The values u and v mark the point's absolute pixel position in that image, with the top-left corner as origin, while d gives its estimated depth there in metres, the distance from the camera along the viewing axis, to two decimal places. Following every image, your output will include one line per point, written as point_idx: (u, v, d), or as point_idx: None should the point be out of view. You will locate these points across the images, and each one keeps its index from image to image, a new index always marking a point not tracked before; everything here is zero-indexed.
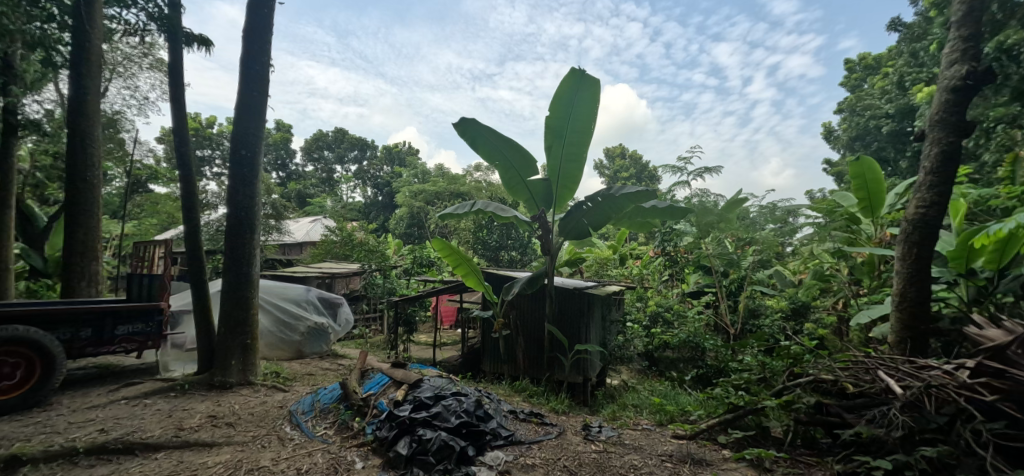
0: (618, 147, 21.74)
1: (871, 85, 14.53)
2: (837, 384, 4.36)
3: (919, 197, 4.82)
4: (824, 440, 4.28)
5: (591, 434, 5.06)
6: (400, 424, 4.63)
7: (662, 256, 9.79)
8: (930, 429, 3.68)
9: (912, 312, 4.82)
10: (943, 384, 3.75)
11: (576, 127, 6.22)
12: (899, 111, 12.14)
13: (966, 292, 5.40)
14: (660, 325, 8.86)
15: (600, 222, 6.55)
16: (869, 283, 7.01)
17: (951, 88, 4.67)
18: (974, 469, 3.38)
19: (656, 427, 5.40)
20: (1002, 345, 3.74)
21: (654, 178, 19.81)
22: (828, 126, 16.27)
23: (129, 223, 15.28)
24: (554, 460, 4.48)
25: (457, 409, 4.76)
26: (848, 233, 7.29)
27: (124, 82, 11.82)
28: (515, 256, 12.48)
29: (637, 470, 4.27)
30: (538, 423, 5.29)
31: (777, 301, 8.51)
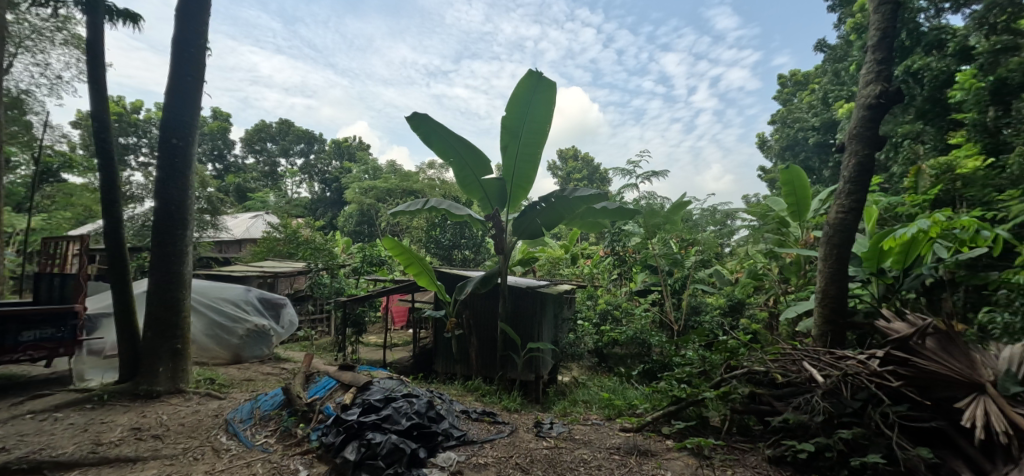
0: (569, 149, 22.11)
1: (800, 99, 15.45)
2: (768, 374, 4.63)
3: (839, 203, 5.20)
4: (757, 428, 4.57)
5: (543, 430, 5.18)
6: (347, 428, 4.57)
7: (612, 255, 10.05)
8: (847, 413, 3.99)
9: (832, 307, 5.16)
10: (857, 373, 4.02)
11: (532, 128, 6.32)
12: (824, 124, 13.00)
13: (876, 289, 5.90)
14: (610, 322, 9.11)
15: (553, 223, 6.67)
16: (796, 282, 7.51)
17: (866, 106, 5.05)
18: (883, 448, 3.75)
19: (605, 421, 5.57)
20: (905, 336, 4.02)
21: (604, 181, 20.34)
22: (762, 136, 17.19)
23: (37, 216, 14.11)
24: (506, 458, 4.56)
25: (408, 410, 4.75)
26: (778, 234, 7.83)
27: (33, 58, 10.58)
28: (469, 255, 12.47)
29: (588, 463, 4.40)
30: (489, 422, 5.36)
31: (717, 298, 8.94)
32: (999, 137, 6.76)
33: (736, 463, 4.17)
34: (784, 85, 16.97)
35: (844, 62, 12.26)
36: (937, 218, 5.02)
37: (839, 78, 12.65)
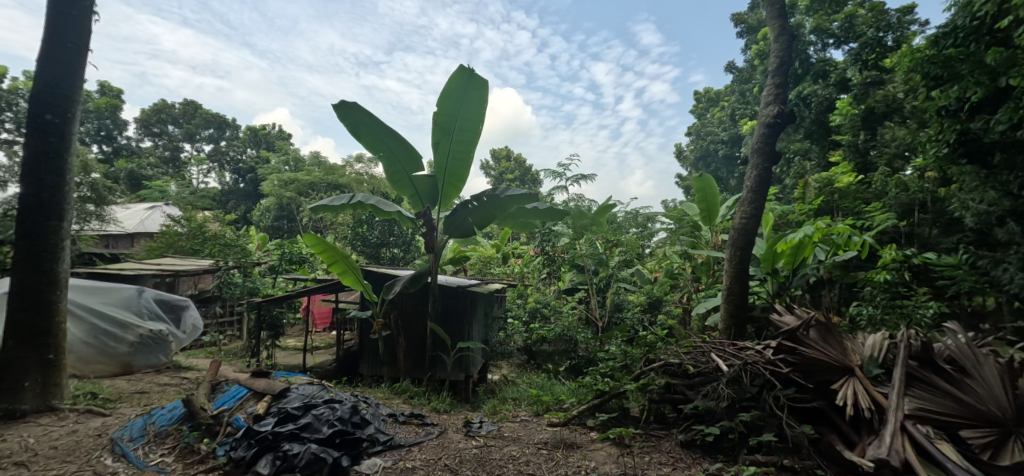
0: (500, 149, 22.34)
1: (712, 114, 16.58)
2: (682, 366, 4.99)
3: (742, 209, 5.66)
4: (671, 415, 4.89)
5: (472, 430, 5.25)
6: (262, 440, 4.46)
7: (541, 256, 10.02)
8: (747, 397, 4.34)
9: (736, 303, 5.60)
10: (755, 361, 4.44)
11: (465, 126, 6.37)
12: (731, 138, 14.13)
13: (771, 287, 6.75)
14: (538, 320, 9.28)
15: (485, 222, 6.76)
16: (706, 280, 8.32)
17: (766, 124, 5.55)
18: (774, 427, 4.08)
19: (533, 417, 5.74)
20: (794, 329, 4.43)
21: (535, 182, 20.79)
22: (679, 146, 18.26)
23: None
24: (434, 460, 4.58)
25: (330, 417, 4.71)
26: (692, 237, 8.49)
27: None
28: (397, 254, 12.29)
29: (516, 459, 4.51)
30: (418, 424, 5.38)
31: (637, 296, 9.33)
32: (867, 158, 8.46)
33: (653, 449, 4.43)
34: (698, 100, 18.09)
35: (750, 82, 13.30)
36: (818, 224, 5.83)
37: (745, 97, 13.70)
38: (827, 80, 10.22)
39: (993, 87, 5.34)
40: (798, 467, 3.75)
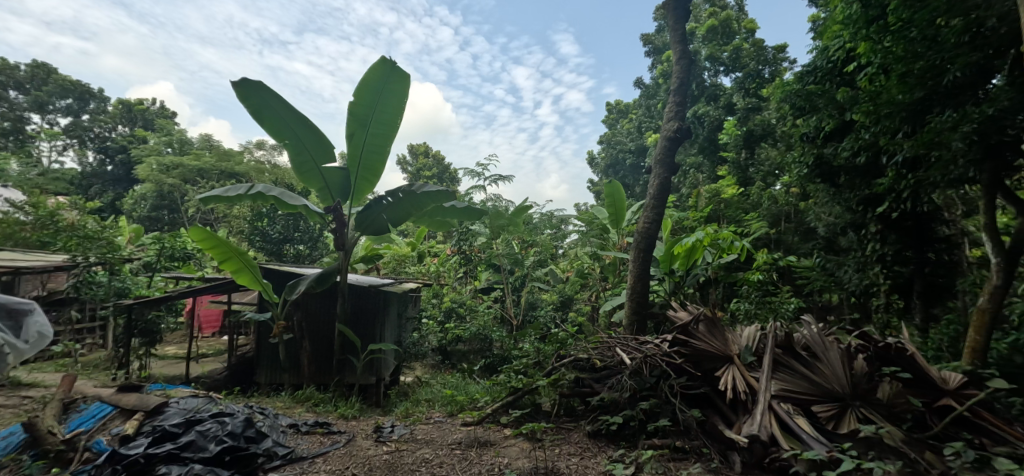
0: (418, 145, 22.11)
1: (621, 124, 17.48)
2: (590, 361, 5.34)
3: (645, 214, 6.07)
4: (580, 408, 5.14)
5: (383, 435, 5.21)
6: (131, 465, 4.10)
7: (458, 255, 10.42)
8: (646, 388, 4.69)
9: (639, 301, 5.98)
10: (654, 354, 4.82)
11: (383, 119, 6.28)
12: (638, 148, 15.02)
13: (668, 286, 7.34)
14: (454, 319, 9.35)
15: (400, 219, 6.70)
16: (612, 279, 8.93)
17: (667, 137, 6.02)
18: (669, 413, 4.40)
19: (447, 418, 5.79)
20: (687, 323, 4.83)
21: (452, 181, 20.75)
22: (592, 154, 19.06)
23: None
24: (342, 470, 4.47)
25: (218, 433, 4.45)
26: (601, 239, 9.12)
27: None
28: (302, 251, 11.69)
29: (431, 460, 4.52)
30: (323, 434, 5.27)
31: (549, 294, 9.45)
32: (747, 174, 9.72)
33: (564, 441, 4.62)
34: (609, 111, 18.95)
35: (656, 97, 14.17)
36: (707, 229, 6.45)
37: (650, 111, 14.68)
38: (716, 103, 11.75)
39: (841, 120, 6.22)
40: (689, 448, 4.09)
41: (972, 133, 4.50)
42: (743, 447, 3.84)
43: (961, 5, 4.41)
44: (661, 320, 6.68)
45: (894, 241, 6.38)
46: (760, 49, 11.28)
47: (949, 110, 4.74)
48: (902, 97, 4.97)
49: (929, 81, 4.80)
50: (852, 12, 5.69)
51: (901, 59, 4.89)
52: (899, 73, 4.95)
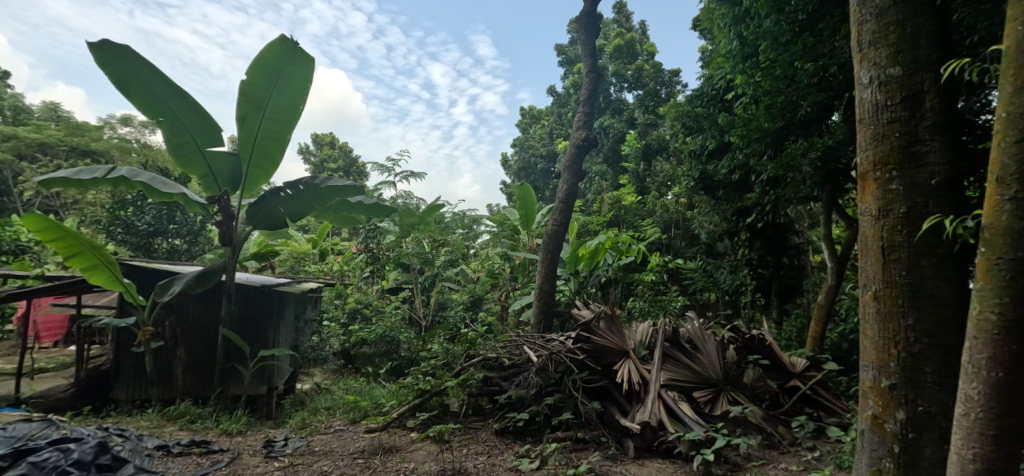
0: (323, 135, 21.14)
1: (535, 129, 17.92)
2: (499, 360, 5.46)
3: (554, 217, 6.30)
4: (487, 407, 5.24)
5: (275, 450, 4.80)
6: None
7: (364, 253, 10.05)
8: (551, 383, 4.88)
9: (545, 300, 6.19)
10: (559, 350, 5.02)
11: (280, 103, 5.87)
12: (550, 154, 15.56)
13: (572, 286, 7.70)
14: (358, 322, 9.18)
15: (299, 214, 6.38)
16: (522, 279, 9.35)
17: (576, 145, 6.29)
18: (571, 407, 4.60)
19: (348, 425, 5.58)
20: (589, 320, 5.15)
21: (361, 175, 20.11)
22: (505, 156, 19.35)
23: None
24: None
25: (59, 462, 3.80)
26: (512, 240, 9.40)
27: None
28: (179, 245, 10.00)
29: (331, 471, 4.26)
30: (201, 454, 4.76)
31: (460, 295, 9.57)
32: (644, 183, 10.54)
33: (472, 441, 4.64)
34: (522, 115, 19.26)
35: (566, 106, 15.24)
36: (610, 232, 6.87)
37: (561, 119, 15.48)
38: (621, 116, 12.56)
39: (721, 141, 6.91)
40: (590, 438, 4.31)
41: (818, 160, 5.26)
42: (635, 434, 4.16)
43: (817, 52, 5.06)
44: (566, 318, 6.94)
45: (758, 246, 7.14)
46: (658, 71, 12.25)
47: (801, 139, 5.50)
48: (769, 124, 5.65)
49: (788, 112, 5.48)
50: (732, 49, 6.30)
51: (768, 92, 5.55)
52: (767, 104, 5.59)
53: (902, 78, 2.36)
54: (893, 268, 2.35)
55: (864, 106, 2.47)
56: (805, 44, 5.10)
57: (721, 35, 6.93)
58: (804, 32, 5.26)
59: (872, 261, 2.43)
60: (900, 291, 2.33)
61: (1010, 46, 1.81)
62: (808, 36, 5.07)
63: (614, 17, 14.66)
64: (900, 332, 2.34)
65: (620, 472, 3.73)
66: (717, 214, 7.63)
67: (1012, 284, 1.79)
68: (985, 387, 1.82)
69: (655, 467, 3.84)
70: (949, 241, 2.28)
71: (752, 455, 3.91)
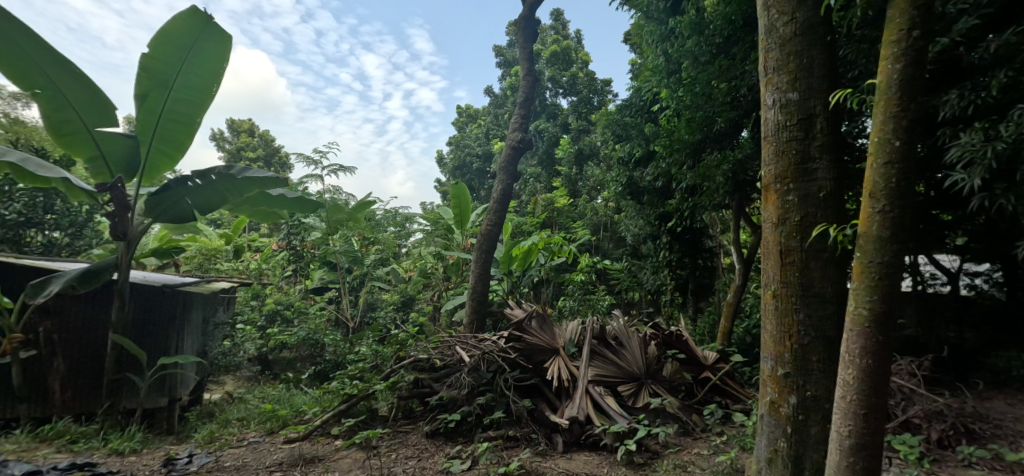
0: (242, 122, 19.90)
1: (471, 128, 17.92)
2: (430, 361, 5.47)
3: (488, 218, 6.37)
4: (418, 409, 5.21)
5: (177, 468, 4.24)
6: None
7: (287, 250, 9.38)
8: (483, 383, 4.91)
9: (478, 300, 6.24)
10: (491, 350, 5.05)
11: (190, 83, 5.06)
12: (485, 154, 15.64)
13: (505, 286, 7.81)
14: (278, 324, 8.52)
15: (208, 207, 5.58)
16: (455, 279, 9.42)
17: (511, 146, 6.39)
18: (503, 406, 4.68)
19: (265, 437, 5.12)
20: (522, 319, 5.24)
21: (284, 167, 19.13)
22: (440, 154, 19.21)
23: None
24: None
25: None
26: (445, 240, 9.41)
27: None
28: (58, 240, 7.44)
29: None
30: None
31: (390, 294, 9.36)
32: (576, 187, 10.89)
33: (400, 445, 4.58)
34: (459, 113, 19.17)
35: (504, 107, 15.34)
36: (543, 234, 7.06)
37: (499, 120, 15.56)
38: (555, 121, 12.83)
39: (647, 149, 7.27)
40: (520, 435, 4.40)
41: (730, 172, 5.67)
42: (564, 429, 4.28)
43: (731, 73, 5.47)
44: (498, 318, 7.05)
45: (677, 249, 7.51)
46: (592, 80, 12.68)
47: (716, 151, 5.95)
48: (690, 136, 6.03)
49: (706, 127, 5.87)
50: (657, 64, 6.63)
51: (688, 107, 5.92)
52: (687, 118, 5.95)
53: (799, 101, 2.58)
54: (789, 270, 2.57)
55: (769, 123, 2.68)
56: (721, 65, 5.51)
57: (649, 51, 7.26)
58: (719, 55, 5.66)
59: (772, 264, 2.65)
60: (794, 291, 2.56)
61: (882, 80, 2.08)
62: (724, 58, 5.47)
63: (551, 23, 14.92)
64: (794, 326, 2.56)
65: (549, 467, 3.84)
66: (643, 218, 7.97)
67: (881, 284, 2.03)
68: (857, 371, 2.07)
69: (582, 460, 4.00)
70: (832, 247, 2.53)
71: (669, 443, 4.18)
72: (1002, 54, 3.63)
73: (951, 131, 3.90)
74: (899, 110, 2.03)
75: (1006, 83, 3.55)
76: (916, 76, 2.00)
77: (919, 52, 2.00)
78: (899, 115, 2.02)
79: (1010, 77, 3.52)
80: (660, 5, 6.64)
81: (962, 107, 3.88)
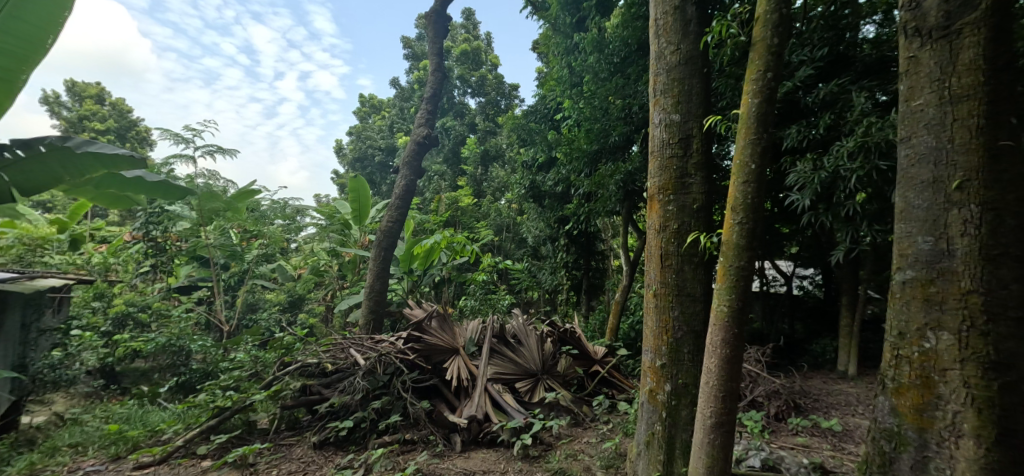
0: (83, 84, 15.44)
1: (374, 120, 17.38)
2: (320, 365, 5.26)
3: (389, 214, 6.28)
4: (304, 419, 4.88)
5: None
6: None
7: (143, 241, 7.93)
8: (379, 386, 4.80)
9: (376, 300, 6.11)
10: (389, 352, 4.96)
11: (11, 31, 3.99)
12: (389, 147, 15.23)
13: (405, 285, 7.72)
14: (132, 330, 6.79)
15: (35, 187, 4.71)
16: (351, 277, 9.31)
17: (417, 141, 6.34)
18: (399, 409, 4.62)
19: (107, 465, 4.13)
20: (422, 320, 5.20)
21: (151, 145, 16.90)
22: (339, 143, 18.45)
23: None
24: None
25: None
26: (342, 235, 9.14)
27: None
28: None
29: None
30: None
31: (276, 294, 8.73)
32: (481, 187, 11.08)
33: (282, 459, 4.22)
34: (362, 103, 18.58)
35: (410, 100, 15.28)
36: (446, 232, 6.99)
37: (403, 114, 15.64)
38: (462, 120, 12.85)
39: (548, 156, 7.56)
40: (417, 438, 4.38)
41: (621, 182, 6.05)
42: (462, 428, 4.33)
43: (625, 91, 5.86)
44: (397, 319, 6.96)
45: (573, 252, 7.91)
46: (500, 83, 12.94)
47: (610, 162, 6.30)
48: (590, 145, 6.34)
49: (602, 138, 6.22)
50: (562, 76, 6.93)
51: (587, 118, 6.26)
52: (586, 129, 6.27)
53: (680, 123, 2.84)
54: (668, 272, 2.82)
55: (655, 140, 2.92)
56: (618, 83, 5.90)
57: (554, 61, 7.53)
58: (616, 73, 6.01)
59: (654, 266, 2.89)
60: (670, 291, 2.82)
61: (744, 111, 2.37)
62: (620, 77, 5.83)
63: (461, 22, 14.97)
64: (670, 322, 2.82)
65: (446, 468, 3.86)
66: (543, 220, 8.24)
67: (739, 285, 2.30)
68: (719, 361, 2.33)
69: (480, 457, 4.07)
70: (702, 252, 2.81)
71: (562, 434, 4.39)
72: (828, 99, 4.35)
73: (791, 160, 4.54)
74: (756, 135, 2.32)
75: (830, 123, 4.25)
76: (765, 111, 2.32)
77: (771, 91, 2.31)
78: (754, 142, 2.32)
79: (832, 119, 4.24)
80: (566, 20, 6.99)
81: (799, 141, 4.52)
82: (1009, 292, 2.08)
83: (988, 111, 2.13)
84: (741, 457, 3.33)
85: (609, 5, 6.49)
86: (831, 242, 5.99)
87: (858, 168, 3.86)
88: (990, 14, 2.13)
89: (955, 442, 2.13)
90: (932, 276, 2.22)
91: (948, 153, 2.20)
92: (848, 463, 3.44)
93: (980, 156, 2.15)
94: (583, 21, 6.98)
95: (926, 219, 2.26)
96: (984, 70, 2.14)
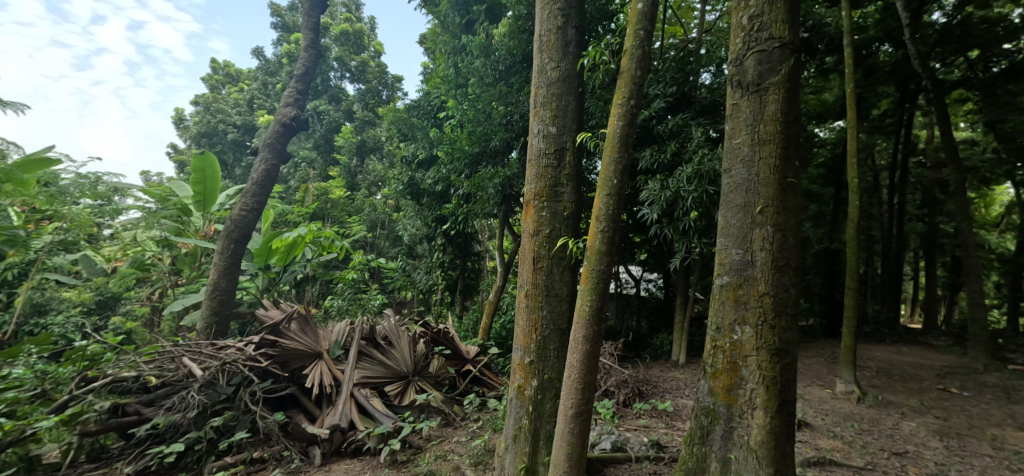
0: None
1: (229, 93, 15.94)
2: (139, 380, 4.57)
3: (242, 203, 5.78)
4: (115, 447, 4.19)
5: None
6: None
7: None
8: (219, 400, 4.43)
9: (220, 300, 5.62)
10: (235, 360, 4.58)
11: None
12: (245, 125, 14.11)
13: (261, 282, 7.12)
14: None
15: None
16: (188, 273, 8.29)
17: (282, 123, 5.96)
18: (246, 425, 4.35)
19: None
20: (277, 323, 4.90)
21: None
22: (180, 113, 16.57)
23: None
24: None
25: None
26: (178, 223, 8.22)
27: None
28: None
29: None
30: None
31: (78, 294, 7.47)
32: (354, 179, 10.69)
33: None
34: (215, 71, 16.93)
35: (277, 77, 14.33)
36: (311, 227, 6.57)
37: (267, 89, 14.66)
38: (338, 106, 12.25)
39: (429, 153, 7.60)
40: (267, 455, 4.15)
41: (500, 185, 6.21)
42: (323, 440, 4.17)
43: (508, 99, 6.14)
44: (248, 320, 6.45)
45: (449, 251, 8.00)
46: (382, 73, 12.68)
47: (489, 165, 6.45)
48: (470, 148, 6.42)
49: (483, 142, 6.34)
50: (447, 75, 6.95)
51: (469, 120, 6.34)
52: (468, 130, 6.34)
53: (556, 135, 3.02)
54: (538, 273, 2.97)
55: (533, 149, 3.06)
56: (502, 89, 6.11)
57: (439, 59, 7.55)
58: (500, 80, 6.19)
59: (526, 269, 3.01)
60: (540, 292, 2.97)
61: (610, 131, 2.58)
62: (504, 84, 6.07)
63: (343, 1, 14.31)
64: (539, 321, 2.97)
65: None
66: (420, 219, 8.18)
67: (597, 293, 2.51)
68: (578, 361, 2.52)
69: (343, 469, 3.98)
70: (570, 257, 3.01)
71: (431, 435, 4.42)
72: (674, 130, 4.95)
73: (644, 179, 5.02)
74: (619, 155, 2.55)
75: (675, 150, 4.81)
76: (627, 133, 2.56)
77: (632, 116, 2.56)
78: (617, 160, 2.55)
79: (677, 146, 4.82)
80: (456, 20, 7.08)
81: (655, 160, 5.01)
82: (789, 295, 2.54)
83: (781, 154, 2.57)
84: (593, 441, 3.61)
85: (498, 14, 6.73)
86: (671, 250, 6.68)
87: (693, 190, 4.44)
88: (788, 78, 2.58)
89: (751, 414, 2.55)
90: (740, 281, 2.60)
91: (755, 185, 2.60)
92: (676, 438, 3.86)
93: (776, 189, 2.58)
94: (471, 24, 7.10)
95: (738, 236, 2.63)
96: (781, 122, 2.58)
